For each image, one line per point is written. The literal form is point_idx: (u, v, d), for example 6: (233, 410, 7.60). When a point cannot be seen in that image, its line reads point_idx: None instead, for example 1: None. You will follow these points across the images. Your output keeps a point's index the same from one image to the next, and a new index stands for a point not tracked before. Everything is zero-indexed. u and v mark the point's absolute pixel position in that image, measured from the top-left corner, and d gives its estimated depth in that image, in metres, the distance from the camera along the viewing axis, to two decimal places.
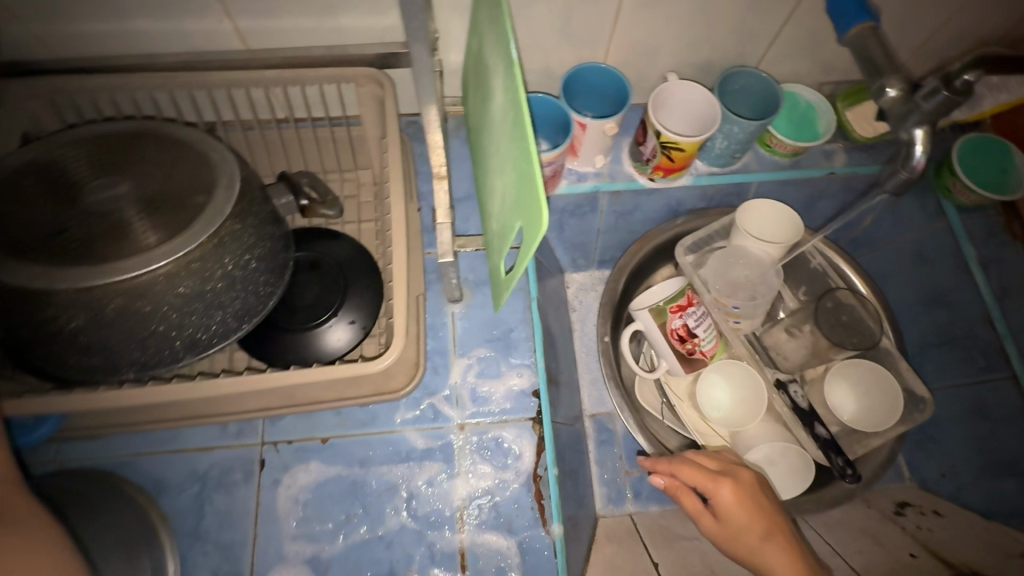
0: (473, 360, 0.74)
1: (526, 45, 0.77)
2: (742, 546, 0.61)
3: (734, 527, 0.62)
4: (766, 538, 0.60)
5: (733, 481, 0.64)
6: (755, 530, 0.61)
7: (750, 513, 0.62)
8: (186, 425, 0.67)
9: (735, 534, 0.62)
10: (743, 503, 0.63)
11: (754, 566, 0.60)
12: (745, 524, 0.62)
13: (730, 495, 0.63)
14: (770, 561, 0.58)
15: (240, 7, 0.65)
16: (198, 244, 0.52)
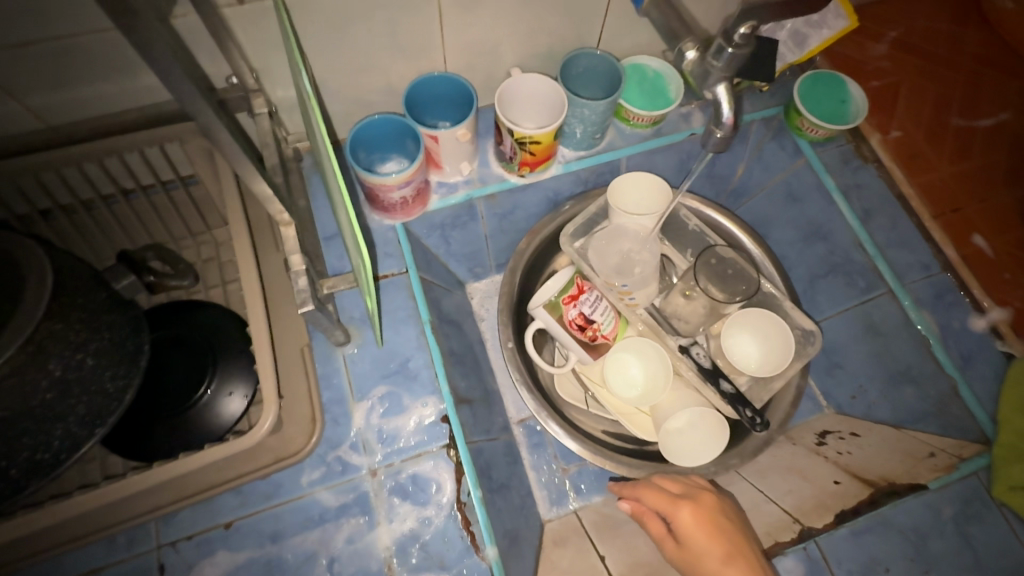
0: (374, 401, 0.70)
1: (358, 67, 0.73)
2: (702, 570, 0.61)
3: (695, 549, 0.63)
4: (726, 561, 0.60)
5: (692, 503, 0.65)
6: (714, 553, 0.61)
7: (709, 534, 0.62)
8: (64, 552, 0.60)
9: (695, 556, 0.62)
10: (702, 528, 0.63)
11: None
12: (704, 546, 0.62)
13: (688, 517, 0.64)
14: None
15: (23, 86, 0.59)
16: (7, 358, 0.47)
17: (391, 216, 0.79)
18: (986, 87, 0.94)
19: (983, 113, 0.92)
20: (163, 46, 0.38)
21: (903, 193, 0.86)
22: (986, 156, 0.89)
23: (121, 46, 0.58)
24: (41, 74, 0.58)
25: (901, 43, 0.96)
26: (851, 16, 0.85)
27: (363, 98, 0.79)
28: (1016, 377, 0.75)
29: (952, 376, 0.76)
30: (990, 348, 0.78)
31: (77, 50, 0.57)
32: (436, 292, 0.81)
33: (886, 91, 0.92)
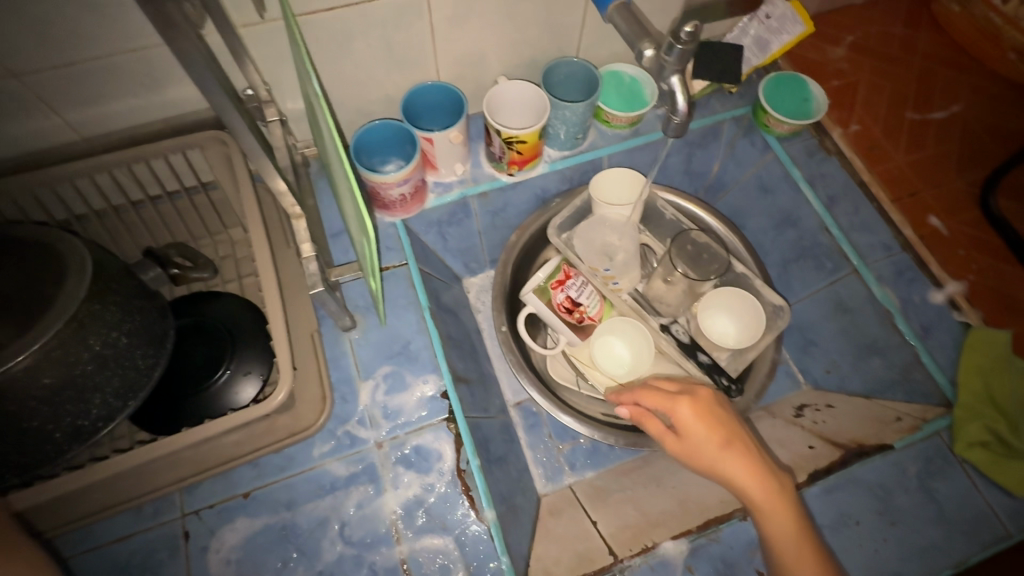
0: (379, 379, 0.76)
1: (359, 78, 0.81)
2: (702, 458, 0.65)
3: (695, 441, 0.65)
4: (725, 447, 0.64)
5: (691, 398, 0.67)
6: (715, 441, 0.64)
7: (709, 426, 0.65)
8: (99, 520, 0.66)
9: (696, 447, 0.65)
10: (703, 421, 0.65)
11: (716, 475, 0.64)
12: (704, 436, 0.65)
13: (688, 412, 0.66)
14: (731, 469, 0.63)
15: (63, 101, 0.67)
16: (53, 332, 0.53)
17: (391, 213, 0.86)
18: (939, 84, 1.02)
19: (936, 107, 1.00)
20: (197, 54, 0.45)
21: (864, 181, 0.93)
22: (940, 145, 0.97)
23: (151, 63, 0.66)
24: (78, 90, 0.66)
25: (858, 45, 1.04)
26: (808, 22, 0.92)
27: (364, 107, 0.87)
28: (973, 344, 0.81)
29: (915, 346, 0.81)
30: (949, 319, 0.83)
31: (112, 68, 0.65)
32: (434, 283, 0.88)
33: (846, 90, 1.00)
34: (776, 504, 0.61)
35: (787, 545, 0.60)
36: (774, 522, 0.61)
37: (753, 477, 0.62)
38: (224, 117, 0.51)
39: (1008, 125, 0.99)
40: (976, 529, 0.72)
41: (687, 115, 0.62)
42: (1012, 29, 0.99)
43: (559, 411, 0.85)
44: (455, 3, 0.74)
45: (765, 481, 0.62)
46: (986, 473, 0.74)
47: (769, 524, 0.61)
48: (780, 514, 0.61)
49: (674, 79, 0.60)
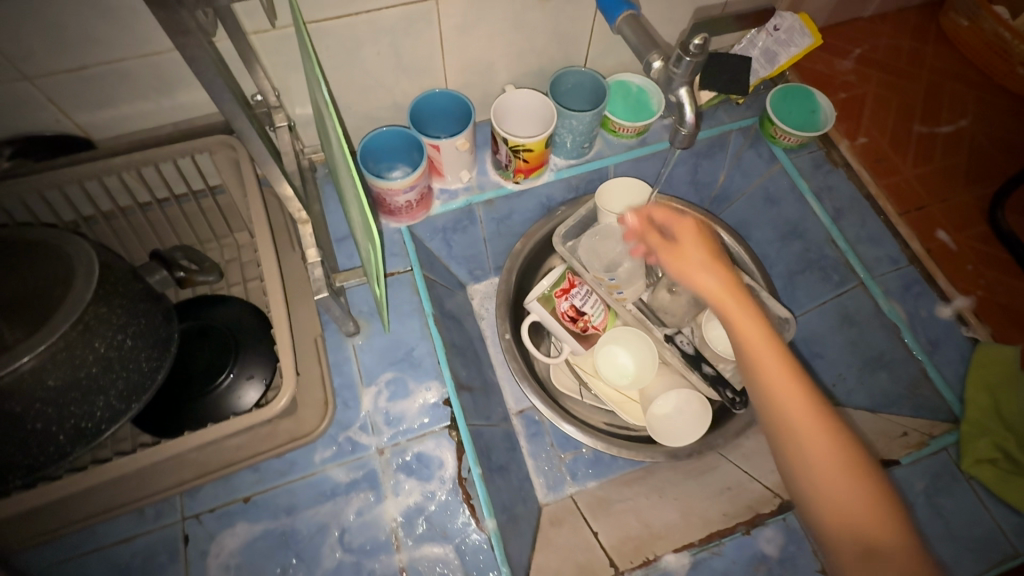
0: (381, 385, 0.76)
1: (367, 85, 0.81)
2: (693, 266, 0.63)
3: (687, 253, 0.65)
4: (717, 263, 0.63)
5: (698, 219, 0.68)
6: (709, 255, 0.64)
7: (708, 244, 0.65)
8: (99, 521, 0.66)
9: (686, 255, 0.64)
10: (689, 247, 0.65)
11: (699, 284, 0.63)
12: (698, 247, 0.65)
13: (692, 224, 0.67)
14: (719, 279, 0.62)
15: (75, 105, 0.68)
16: (60, 333, 0.53)
17: (397, 219, 0.86)
18: (946, 97, 1.02)
19: (944, 121, 1.00)
20: (207, 60, 0.46)
21: (870, 194, 0.93)
22: (948, 159, 0.96)
23: (161, 68, 0.67)
24: (91, 94, 0.67)
25: (866, 58, 1.04)
26: (815, 35, 0.93)
27: (372, 113, 0.87)
28: (981, 360, 0.80)
29: (921, 361, 0.81)
30: (957, 334, 0.83)
31: (125, 72, 0.65)
32: (439, 289, 0.88)
33: (853, 102, 1.00)
34: (761, 329, 0.58)
35: (775, 367, 0.56)
36: (762, 346, 0.57)
37: (734, 287, 0.61)
38: (234, 123, 0.51)
39: (1018, 139, 0.99)
40: (984, 548, 0.71)
41: (694, 125, 0.62)
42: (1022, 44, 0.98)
43: (563, 421, 0.85)
44: (463, 13, 0.75)
45: (749, 295, 0.61)
46: (995, 492, 0.73)
47: (744, 334, 0.59)
48: (763, 335, 0.58)
49: (681, 91, 0.60)
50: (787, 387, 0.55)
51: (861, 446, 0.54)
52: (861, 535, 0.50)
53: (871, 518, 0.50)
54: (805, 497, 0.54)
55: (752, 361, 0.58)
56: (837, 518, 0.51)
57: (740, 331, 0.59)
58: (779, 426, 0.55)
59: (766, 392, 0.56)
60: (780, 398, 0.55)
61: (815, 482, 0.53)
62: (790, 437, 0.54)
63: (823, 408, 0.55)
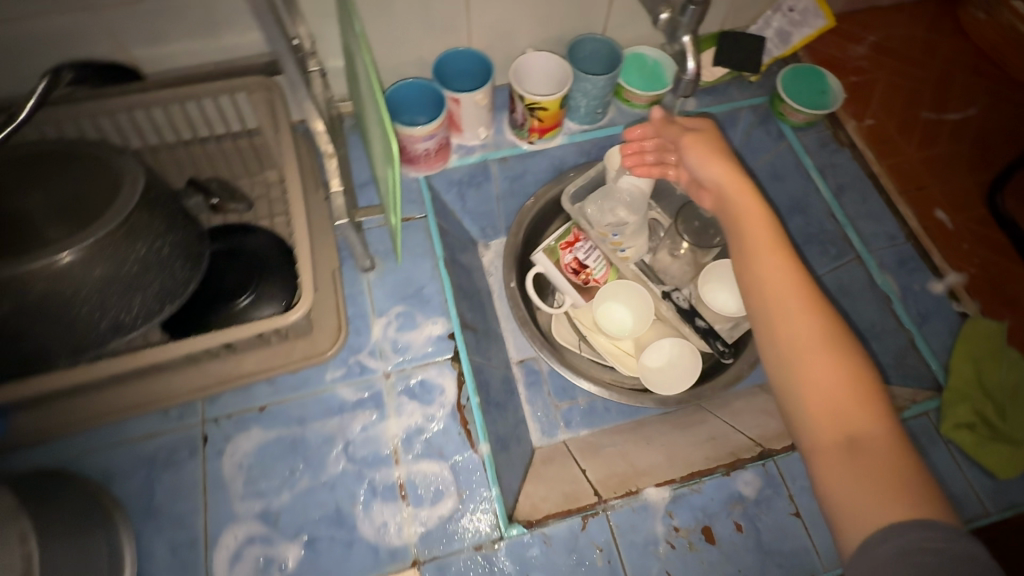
0: (391, 317, 0.81)
1: (395, 40, 0.87)
2: (701, 151, 0.70)
3: (700, 141, 0.71)
4: (726, 152, 0.70)
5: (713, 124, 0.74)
6: (717, 145, 0.71)
7: (719, 140, 0.71)
8: (128, 415, 0.72)
9: (697, 143, 0.71)
10: (706, 140, 0.71)
11: (705, 166, 0.69)
12: (709, 139, 0.71)
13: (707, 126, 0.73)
14: (724, 162, 0.68)
15: (131, 37, 0.74)
16: (109, 231, 0.59)
17: (416, 168, 0.91)
18: (957, 87, 1.04)
19: (953, 109, 1.02)
20: None
21: (873, 173, 0.96)
22: (953, 145, 0.98)
23: (210, 8, 0.73)
24: (146, 27, 0.74)
25: (880, 46, 1.07)
26: (829, 17, 0.98)
27: (398, 69, 0.93)
28: (968, 333, 0.82)
29: (910, 331, 0.83)
30: (947, 308, 0.85)
31: (179, 8, 0.72)
32: (450, 239, 0.93)
33: (863, 86, 1.03)
34: (766, 223, 0.62)
35: (775, 259, 0.60)
36: (766, 239, 0.61)
37: (737, 168, 0.67)
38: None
39: None
40: (957, 507, 0.73)
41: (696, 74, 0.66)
42: None
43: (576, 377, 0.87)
44: None
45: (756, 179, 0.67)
46: (971, 455, 0.75)
47: (744, 202, 0.64)
48: (767, 230, 0.62)
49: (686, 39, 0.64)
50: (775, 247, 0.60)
51: (852, 337, 0.55)
52: (838, 415, 0.52)
53: (850, 400, 0.52)
54: (773, 338, 0.57)
55: (745, 235, 0.62)
56: (818, 399, 0.53)
57: (745, 225, 0.63)
58: (770, 313, 0.58)
59: (763, 281, 0.59)
60: (766, 257, 0.60)
61: (800, 365, 0.55)
62: (780, 323, 0.57)
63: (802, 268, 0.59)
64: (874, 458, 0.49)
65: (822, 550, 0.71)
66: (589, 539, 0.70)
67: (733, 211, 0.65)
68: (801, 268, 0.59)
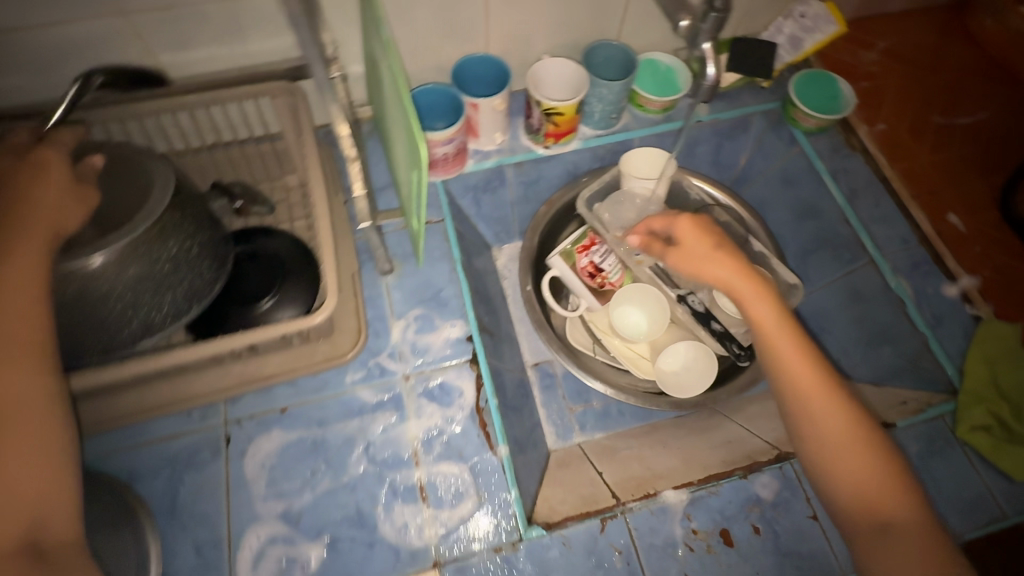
0: (410, 320, 0.82)
1: (413, 46, 0.88)
2: (694, 260, 0.69)
3: (690, 247, 0.70)
4: (716, 249, 0.69)
5: (691, 214, 0.72)
6: (707, 244, 0.69)
7: (705, 234, 0.70)
8: (152, 416, 0.73)
9: (689, 250, 0.70)
10: (700, 240, 0.70)
11: (702, 273, 0.69)
12: (697, 241, 0.70)
13: (688, 223, 0.71)
14: (717, 268, 0.67)
15: (159, 43, 0.75)
16: (142, 230, 0.61)
17: (435, 172, 0.93)
18: (968, 91, 1.05)
19: (963, 113, 1.03)
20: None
21: (885, 178, 0.96)
22: (965, 149, 0.99)
23: (235, 15, 0.75)
24: (173, 33, 0.75)
25: (891, 51, 1.08)
26: (841, 22, 0.98)
27: (417, 74, 0.94)
28: (982, 337, 0.83)
29: (925, 335, 0.84)
30: (961, 312, 0.86)
31: (207, 14, 0.73)
32: (466, 243, 0.94)
33: (875, 91, 1.04)
34: (778, 331, 0.63)
35: (790, 355, 0.62)
36: (777, 336, 0.63)
37: (733, 267, 0.67)
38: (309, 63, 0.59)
39: None
40: (973, 510, 0.73)
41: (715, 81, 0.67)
42: None
43: (589, 377, 0.89)
44: None
45: (751, 277, 0.66)
46: (987, 457, 0.76)
47: (752, 311, 0.65)
48: (779, 341, 0.63)
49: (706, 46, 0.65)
50: (785, 354, 0.62)
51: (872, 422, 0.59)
52: (873, 511, 0.56)
53: (884, 489, 0.56)
54: (804, 443, 0.61)
55: (764, 346, 0.63)
56: (852, 489, 0.57)
57: (758, 329, 0.64)
58: (793, 408, 0.61)
59: (787, 391, 0.62)
60: (783, 370, 0.62)
61: (829, 458, 0.59)
62: (804, 416, 0.60)
63: (819, 366, 0.62)
64: (905, 544, 0.53)
65: (839, 552, 0.71)
66: (608, 541, 0.71)
67: (747, 310, 0.66)
68: (818, 362, 0.62)
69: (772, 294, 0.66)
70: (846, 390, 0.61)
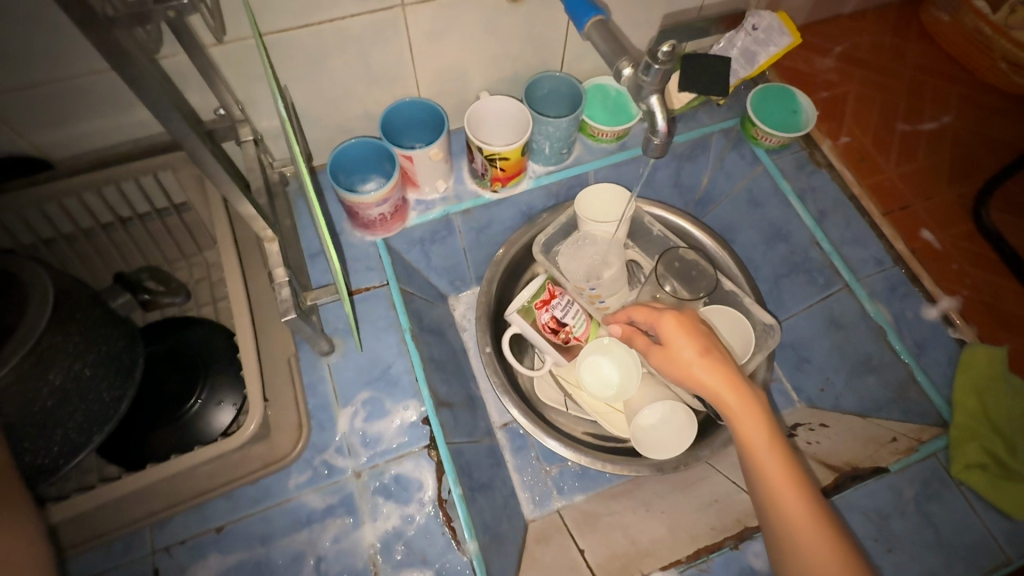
0: (358, 406, 0.74)
1: (334, 96, 0.79)
2: (680, 364, 0.65)
3: (675, 349, 0.66)
4: (703, 354, 0.64)
5: (676, 312, 0.68)
6: (694, 348, 0.65)
7: (692, 336, 0.66)
8: (65, 558, 0.64)
9: (674, 352, 0.66)
10: (685, 342, 0.65)
11: (688, 379, 0.65)
12: (683, 342, 0.65)
13: (673, 323, 0.67)
14: (705, 375, 0.63)
15: (29, 125, 0.65)
16: (17, 360, 0.52)
17: (372, 231, 0.84)
18: (928, 94, 1.00)
19: (927, 117, 0.98)
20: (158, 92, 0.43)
21: (854, 195, 0.92)
22: (931, 156, 0.95)
23: (115, 86, 0.64)
24: (41, 112, 0.64)
25: (847, 56, 1.03)
26: (795, 34, 0.91)
27: (344, 124, 0.85)
28: (967, 362, 0.79)
29: (909, 364, 0.79)
30: (943, 335, 0.82)
31: (81, 87, 0.63)
32: (417, 303, 0.86)
33: (834, 101, 0.99)
34: (769, 447, 0.60)
35: (779, 479, 0.59)
36: (767, 456, 0.60)
37: (723, 375, 0.63)
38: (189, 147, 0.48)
39: (1000, 137, 0.98)
40: (974, 556, 0.69)
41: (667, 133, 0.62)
42: (1003, 39, 0.97)
43: (547, 436, 0.81)
44: (431, 20, 0.73)
45: (740, 387, 0.63)
46: (984, 495, 0.72)
47: (742, 426, 0.62)
48: (771, 457, 0.60)
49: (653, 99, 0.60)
50: (775, 472, 0.60)
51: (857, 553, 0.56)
52: None
53: None
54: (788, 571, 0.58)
55: (757, 462, 0.61)
56: None
57: (749, 443, 0.61)
58: (777, 531, 0.59)
59: (776, 512, 0.59)
60: (772, 489, 0.59)
61: None
62: (788, 545, 0.58)
63: (806, 485, 0.59)
64: None
65: None
66: None
67: (739, 423, 0.62)
68: (809, 486, 0.59)
69: (763, 409, 0.63)
70: (833, 515, 0.59)
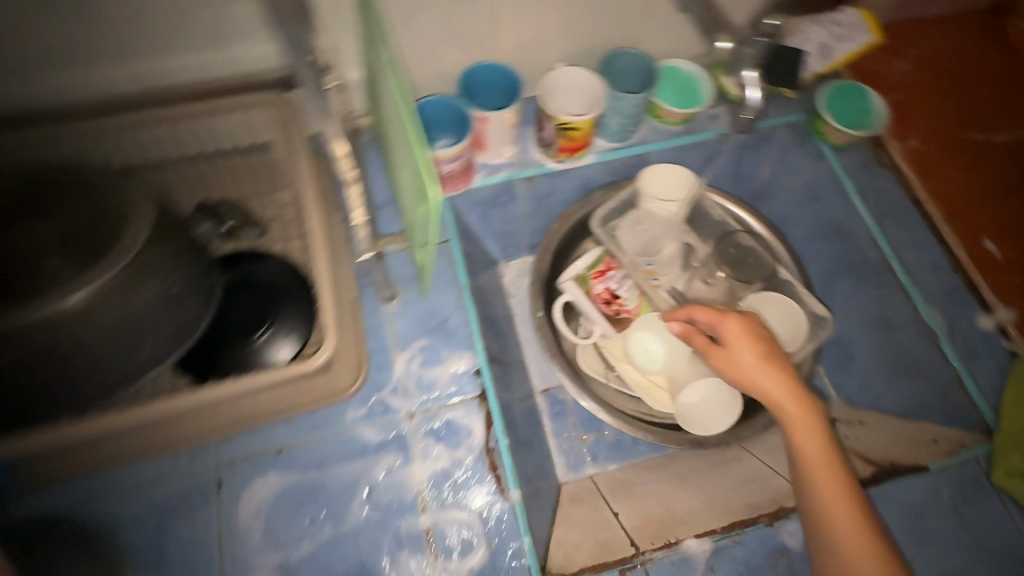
0: (415, 351, 0.77)
1: (417, 53, 0.81)
2: (739, 367, 0.68)
3: (735, 352, 0.68)
4: (762, 359, 0.67)
5: (739, 316, 0.70)
6: (755, 353, 0.68)
7: (754, 341, 0.68)
8: (138, 460, 0.68)
9: (735, 355, 0.68)
10: (745, 346, 0.68)
11: (746, 380, 0.67)
12: (744, 346, 0.68)
13: (736, 326, 0.69)
14: (762, 379, 0.66)
15: (138, 50, 0.69)
16: (118, 269, 0.56)
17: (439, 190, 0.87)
18: (1005, 106, 0.99)
19: (1000, 129, 0.97)
20: None
21: (917, 200, 0.92)
22: (1002, 169, 0.94)
23: (221, 21, 0.68)
24: (152, 39, 0.68)
25: (923, 61, 1.02)
26: (876, 33, 0.91)
27: (421, 82, 0.87)
28: (1018, 374, 0.79)
29: (957, 370, 0.80)
30: (995, 346, 0.82)
31: (191, 19, 0.67)
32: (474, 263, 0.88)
33: (907, 105, 0.98)
34: (820, 452, 0.63)
35: (827, 481, 0.61)
36: (817, 461, 0.62)
37: (781, 381, 0.66)
38: None
39: None
40: (1005, 561, 0.70)
41: None
42: None
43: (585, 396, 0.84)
44: None
45: (796, 393, 0.65)
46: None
47: (794, 431, 0.64)
48: (822, 461, 0.62)
49: None
50: (823, 475, 0.62)
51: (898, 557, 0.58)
52: None
53: None
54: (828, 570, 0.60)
55: (806, 464, 0.63)
56: None
57: (800, 447, 0.64)
58: (819, 532, 0.61)
59: (820, 514, 0.61)
60: (819, 491, 0.61)
61: None
62: (829, 546, 0.60)
63: (853, 491, 0.61)
64: None
65: None
66: None
67: (791, 428, 0.64)
68: (859, 495, 0.61)
69: (817, 416, 0.65)
70: (878, 523, 0.60)
